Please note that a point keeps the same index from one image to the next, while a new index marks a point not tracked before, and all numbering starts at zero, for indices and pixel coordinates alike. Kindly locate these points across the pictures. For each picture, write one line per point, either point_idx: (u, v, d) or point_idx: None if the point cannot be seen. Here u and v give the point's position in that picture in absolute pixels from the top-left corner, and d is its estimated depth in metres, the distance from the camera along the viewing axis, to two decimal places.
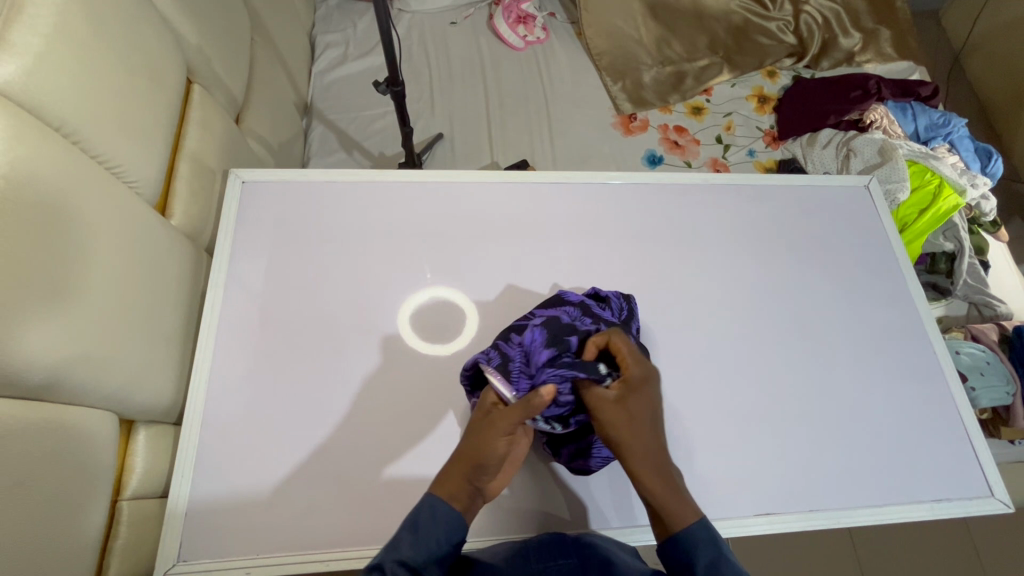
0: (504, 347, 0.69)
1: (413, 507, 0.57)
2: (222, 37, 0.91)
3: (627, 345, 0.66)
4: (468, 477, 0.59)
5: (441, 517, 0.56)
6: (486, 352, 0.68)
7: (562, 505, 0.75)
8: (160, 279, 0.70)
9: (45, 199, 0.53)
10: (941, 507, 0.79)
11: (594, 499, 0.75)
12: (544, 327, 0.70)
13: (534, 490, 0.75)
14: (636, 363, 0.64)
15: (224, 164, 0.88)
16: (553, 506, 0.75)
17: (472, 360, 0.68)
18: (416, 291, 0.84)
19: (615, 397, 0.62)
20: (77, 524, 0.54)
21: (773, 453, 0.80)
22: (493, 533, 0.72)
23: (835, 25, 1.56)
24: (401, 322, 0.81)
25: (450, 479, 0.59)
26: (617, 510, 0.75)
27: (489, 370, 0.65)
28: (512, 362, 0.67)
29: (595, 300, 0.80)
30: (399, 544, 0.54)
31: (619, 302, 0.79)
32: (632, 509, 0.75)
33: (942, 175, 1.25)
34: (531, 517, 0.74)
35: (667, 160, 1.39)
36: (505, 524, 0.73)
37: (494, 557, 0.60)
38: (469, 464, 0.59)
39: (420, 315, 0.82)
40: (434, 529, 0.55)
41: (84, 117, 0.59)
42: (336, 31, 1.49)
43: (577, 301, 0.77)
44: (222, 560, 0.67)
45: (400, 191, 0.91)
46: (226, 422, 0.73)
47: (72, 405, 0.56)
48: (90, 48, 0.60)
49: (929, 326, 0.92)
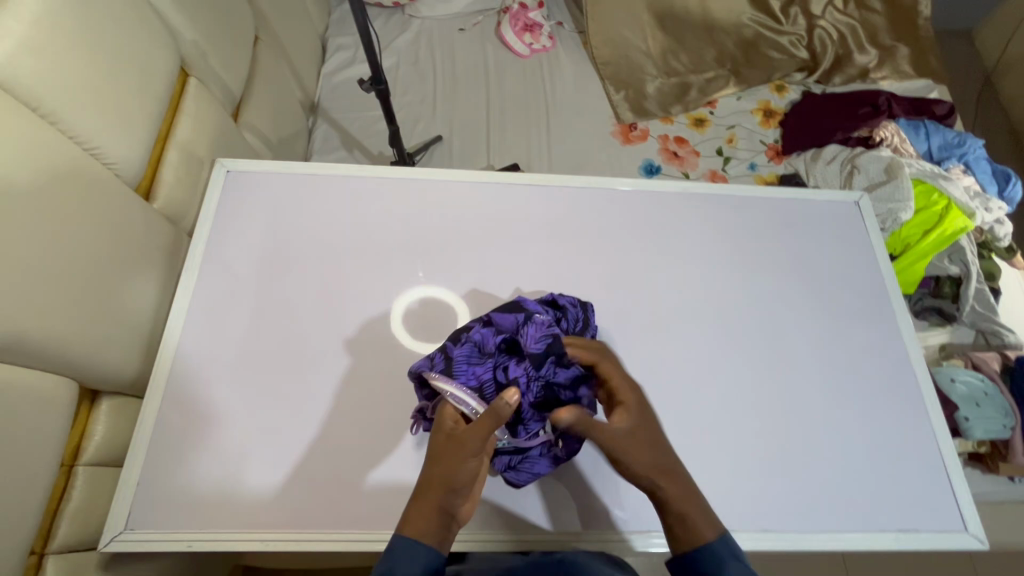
0: (448, 347, 0.68)
1: (383, 554, 0.52)
2: (222, 33, 0.95)
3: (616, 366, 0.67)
4: (435, 508, 0.54)
5: (416, 558, 0.52)
6: (431, 357, 0.68)
7: (508, 506, 0.74)
8: (132, 258, 0.72)
9: (17, 172, 0.55)
10: (908, 539, 0.75)
11: (541, 507, 0.74)
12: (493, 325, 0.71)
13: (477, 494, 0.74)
14: (631, 390, 0.64)
15: (214, 154, 0.92)
16: (506, 508, 0.74)
17: (417, 366, 0.68)
18: (413, 286, 0.85)
19: (625, 427, 0.61)
20: (21, 485, 0.56)
21: (734, 468, 0.78)
22: None
23: (849, 41, 1.53)
24: (395, 326, 0.82)
25: (419, 511, 0.54)
26: (570, 516, 0.74)
27: (434, 376, 0.64)
28: (458, 363, 0.66)
29: (551, 308, 0.78)
30: None
31: (575, 311, 0.77)
32: (579, 515, 0.74)
33: (951, 197, 1.20)
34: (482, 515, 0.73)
35: (664, 170, 1.38)
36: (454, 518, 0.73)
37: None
38: (435, 489, 0.55)
39: (408, 318, 0.83)
40: (411, 572, 0.51)
41: (63, 99, 0.62)
42: (348, 34, 1.54)
43: (534, 309, 0.73)
44: (165, 533, 0.67)
45: (380, 187, 0.93)
46: (187, 395, 0.74)
47: (26, 370, 0.58)
48: (74, 34, 0.63)
49: (914, 349, 0.88)
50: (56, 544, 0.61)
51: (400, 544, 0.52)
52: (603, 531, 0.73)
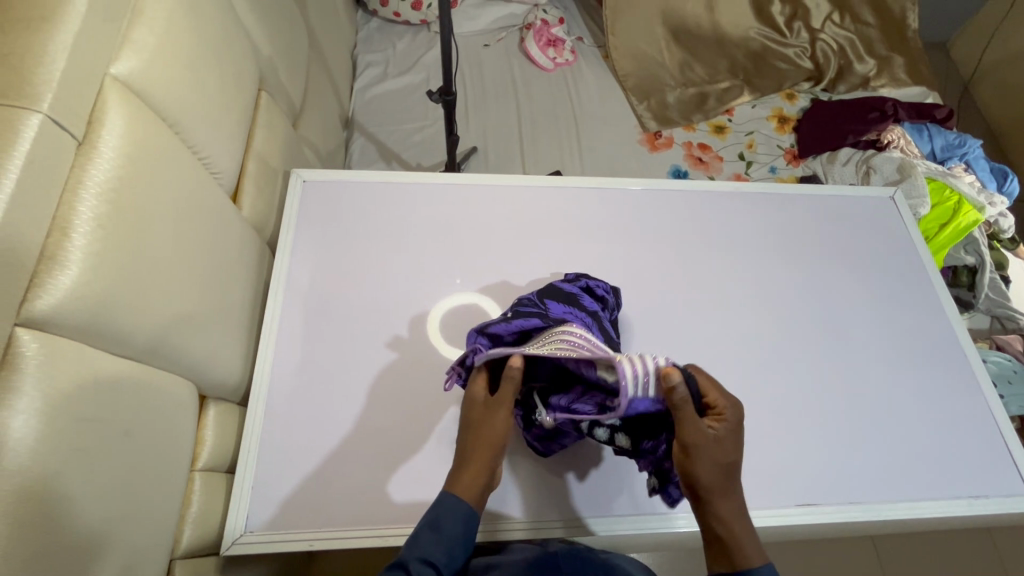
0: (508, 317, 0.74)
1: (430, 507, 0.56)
2: (287, 49, 0.98)
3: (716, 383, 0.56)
4: (480, 465, 0.58)
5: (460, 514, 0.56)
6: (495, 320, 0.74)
7: (581, 493, 0.75)
8: (233, 265, 0.74)
9: (157, 178, 0.57)
10: (981, 504, 0.80)
11: (610, 492, 0.76)
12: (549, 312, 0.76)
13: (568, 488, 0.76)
14: (732, 407, 0.55)
15: (285, 165, 0.94)
16: (540, 493, 0.75)
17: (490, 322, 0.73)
18: (454, 292, 0.87)
19: (713, 436, 0.54)
20: (162, 487, 0.57)
21: (811, 448, 0.82)
22: (504, 522, 0.73)
23: (850, 51, 1.63)
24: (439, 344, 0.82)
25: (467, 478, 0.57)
26: (585, 502, 0.75)
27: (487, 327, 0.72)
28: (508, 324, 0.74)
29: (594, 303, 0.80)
30: (421, 540, 0.54)
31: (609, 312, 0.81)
32: (649, 499, 0.76)
33: (961, 192, 1.29)
34: (537, 502, 0.75)
35: (692, 175, 1.45)
36: (496, 512, 0.74)
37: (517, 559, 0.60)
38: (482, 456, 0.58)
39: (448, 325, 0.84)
40: (454, 525, 0.55)
41: (185, 108, 0.64)
42: (377, 51, 1.57)
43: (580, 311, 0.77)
44: (284, 534, 0.68)
45: (448, 193, 0.96)
46: (288, 401, 0.76)
47: (162, 372, 0.59)
48: (190, 47, 0.65)
49: (960, 331, 0.94)
50: (182, 549, 0.62)
51: (447, 502, 0.56)
52: (622, 516, 0.75)
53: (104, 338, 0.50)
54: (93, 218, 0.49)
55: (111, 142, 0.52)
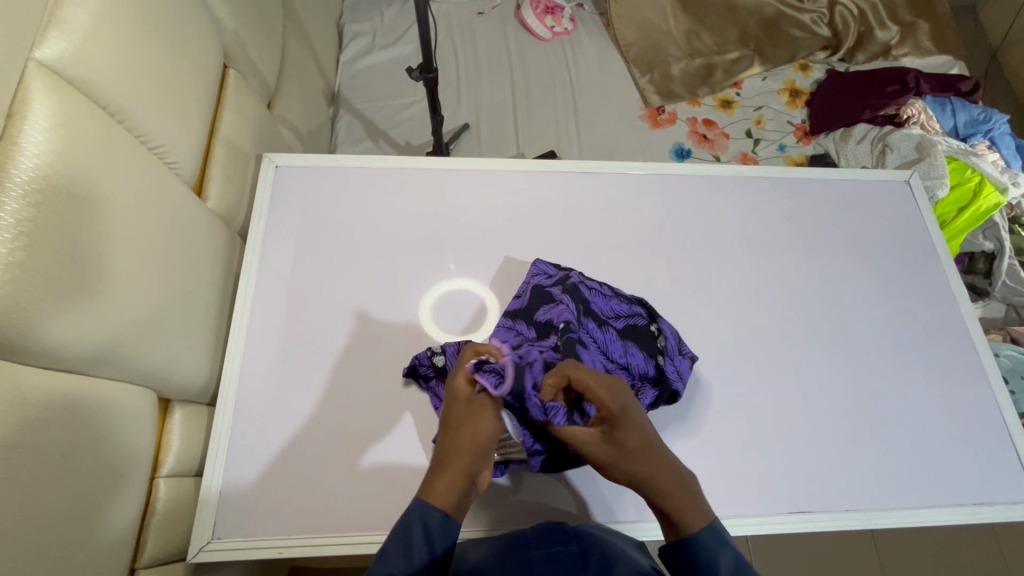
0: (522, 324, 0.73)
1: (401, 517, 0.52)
2: (256, 21, 0.91)
3: (592, 376, 0.54)
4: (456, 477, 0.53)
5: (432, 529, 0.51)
6: (517, 327, 0.73)
7: (577, 496, 0.73)
8: (197, 262, 0.70)
9: (94, 173, 0.52)
10: (984, 511, 0.77)
11: (605, 493, 0.73)
12: (567, 296, 0.74)
13: (551, 494, 0.73)
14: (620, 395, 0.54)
15: (258, 149, 0.89)
16: (543, 495, 0.72)
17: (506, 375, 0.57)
18: (444, 278, 0.83)
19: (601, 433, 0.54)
20: (109, 505, 0.54)
21: (804, 451, 0.78)
22: (496, 525, 0.71)
23: (872, 16, 1.50)
24: (431, 329, 0.79)
25: (440, 482, 0.53)
26: (587, 507, 0.72)
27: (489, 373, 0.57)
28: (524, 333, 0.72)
29: (618, 316, 0.75)
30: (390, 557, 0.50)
31: (627, 309, 0.76)
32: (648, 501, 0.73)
33: (983, 172, 1.21)
34: (536, 503, 0.72)
35: (695, 154, 1.37)
36: (498, 516, 0.71)
37: (490, 557, 0.55)
38: (460, 456, 0.54)
39: (441, 309, 0.81)
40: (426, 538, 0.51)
41: (129, 95, 0.59)
42: (365, 20, 1.49)
43: (584, 307, 0.74)
44: (254, 540, 0.67)
45: (429, 179, 0.90)
46: (257, 402, 0.73)
47: (112, 381, 0.56)
48: (134, 25, 0.59)
49: (973, 326, 0.89)
50: (145, 559, 0.60)
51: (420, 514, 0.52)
52: (631, 522, 0.72)
53: (38, 354, 0.47)
54: (15, 224, 0.45)
55: (36, 140, 0.47)
